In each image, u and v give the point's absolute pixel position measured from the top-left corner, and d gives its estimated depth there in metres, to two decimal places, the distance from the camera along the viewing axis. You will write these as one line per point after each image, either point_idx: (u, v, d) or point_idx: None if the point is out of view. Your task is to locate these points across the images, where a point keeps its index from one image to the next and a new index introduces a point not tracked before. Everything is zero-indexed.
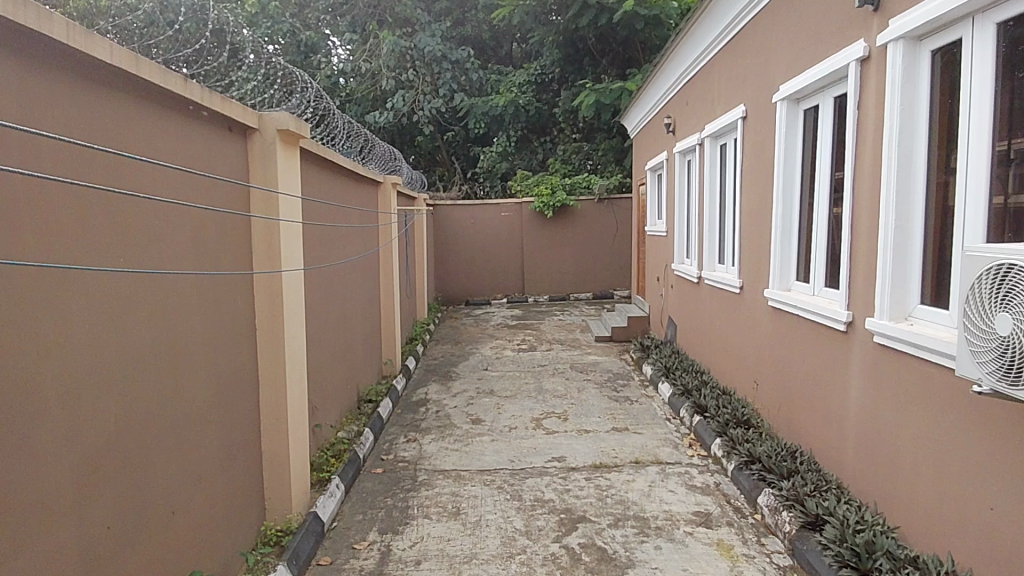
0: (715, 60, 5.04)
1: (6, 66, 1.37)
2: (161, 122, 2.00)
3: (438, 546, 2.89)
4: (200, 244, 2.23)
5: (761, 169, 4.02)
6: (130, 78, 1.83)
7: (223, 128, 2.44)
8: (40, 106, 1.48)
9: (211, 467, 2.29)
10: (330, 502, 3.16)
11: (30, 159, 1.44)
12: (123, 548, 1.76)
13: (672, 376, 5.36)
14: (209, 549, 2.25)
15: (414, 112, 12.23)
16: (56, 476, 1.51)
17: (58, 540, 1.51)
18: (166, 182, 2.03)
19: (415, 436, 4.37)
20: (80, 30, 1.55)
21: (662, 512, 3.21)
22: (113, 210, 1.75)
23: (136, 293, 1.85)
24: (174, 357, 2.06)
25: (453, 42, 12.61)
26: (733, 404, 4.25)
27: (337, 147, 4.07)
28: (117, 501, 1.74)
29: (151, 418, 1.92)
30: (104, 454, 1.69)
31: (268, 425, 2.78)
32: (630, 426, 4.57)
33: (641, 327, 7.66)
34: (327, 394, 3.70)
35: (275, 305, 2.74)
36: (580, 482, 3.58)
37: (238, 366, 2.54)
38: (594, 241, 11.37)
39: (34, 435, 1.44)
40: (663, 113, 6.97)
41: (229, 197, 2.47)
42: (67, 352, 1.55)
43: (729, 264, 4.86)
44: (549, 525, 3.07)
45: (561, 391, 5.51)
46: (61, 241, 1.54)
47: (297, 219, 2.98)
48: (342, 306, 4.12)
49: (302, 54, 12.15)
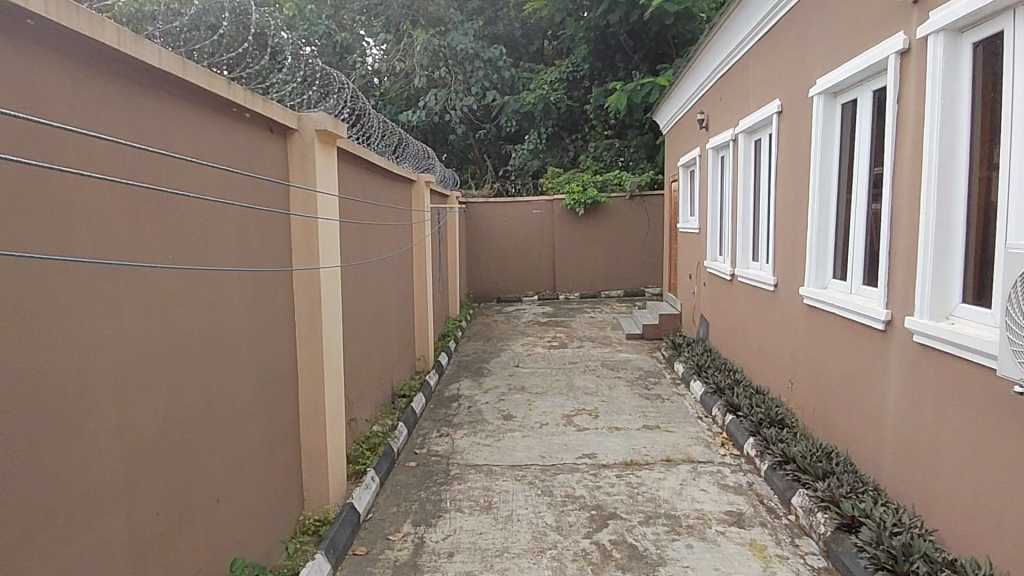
0: (749, 55, 4.97)
1: (61, 72, 1.45)
2: (206, 124, 2.08)
3: (471, 539, 2.93)
4: (243, 242, 2.30)
5: (797, 165, 3.94)
6: (177, 83, 1.90)
7: (264, 129, 2.52)
8: (91, 108, 1.55)
9: (253, 457, 2.37)
10: (365, 494, 3.23)
11: (84, 161, 1.51)
12: (170, 533, 1.84)
13: (705, 374, 5.31)
14: (251, 536, 2.33)
15: (447, 111, 12.34)
16: (110, 462, 1.59)
17: (112, 525, 1.59)
18: (211, 182, 2.10)
19: (448, 431, 4.43)
20: (130, 35, 1.62)
21: (693, 511, 3.19)
22: (161, 210, 1.82)
23: (183, 288, 1.93)
24: (219, 351, 2.14)
25: (485, 40, 12.60)
26: (767, 403, 4.20)
27: (373, 146, 4.14)
28: (165, 488, 1.82)
29: (196, 409, 2.00)
30: (153, 442, 1.77)
31: (305, 418, 2.85)
32: (662, 425, 4.54)
33: (673, 325, 7.60)
34: (362, 389, 3.77)
35: (313, 302, 2.81)
36: (611, 479, 3.58)
37: (278, 360, 2.62)
38: (625, 238, 11.31)
39: (87, 424, 1.52)
40: (696, 109, 6.91)
41: (270, 196, 2.55)
42: (118, 344, 1.63)
43: (763, 261, 4.80)
44: (579, 522, 3.08)
45: (592, 388, 5.51)
46: (114, 240, 1.62)
47: (335, 217, 3.05)
48: (377, 303, 4.19)
49: (337, 55, 12.19)
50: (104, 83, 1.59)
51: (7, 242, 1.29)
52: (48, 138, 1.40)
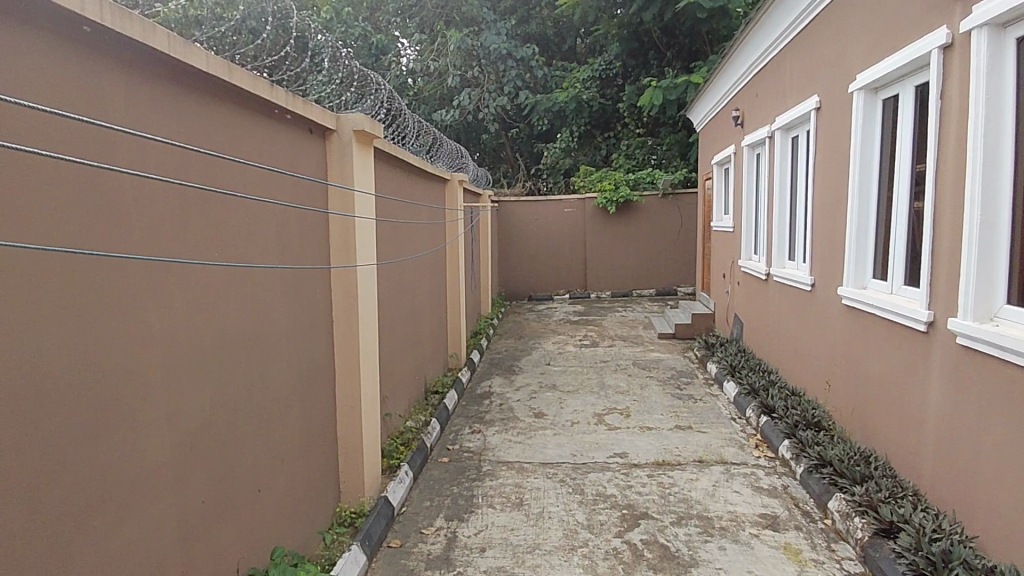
0: (786, 51, 4.88)
1: (115, 76, 1.51)
2: (249, 125, 2.14)
3: (503, 535, 2.95)
4: (283, 239, 2.37)
5: (836, 163, 3.86)
6: (223, 86, 1.97)
7: (304, 130, 2.58)
8: (143, 111, 1.61)
9: (292, 450, 2.43)
10: (399, 488, 3.28)
11: (136, 160, 1.58)
12: (215, 520, 1.91)
13: (739, 375, 5.24)
14: (289, 525, 2.39)
15: (480, 110, 12.41)
16: (158, 451, 1.66)
17: (159, 511, 1.66)
18: (253, 181, 2.16)
19: (480, 428, 4.46)
20: (179, 40, 1.68)
21: (727, 512, 3.16)
22: (207, 209, 1.88)
23: (228, 284, 1.99)
24: (261, 345, 2.20)
25: (518, 39, 12.59)
26: (803, 405, 4.12)
27: (408, 146, 4.19)
28: (210, 477, 1.89)
29: (239, 401, 2.06)
30: (198, 432, 1.84)
31: (341, 412, 2.91)
32: (694, 425, 4.50)
33: (706, 325, 7.50)
34: (397, 385, 3.83)
35: (350, 299, 2.87)
36: (643, 479, 3.56)
37: (316, 355, 2.67)
38: (657, 237, 11.21)
39: (137, 412, 1.58)
40: (731, 106, 6.81)
41: (309, 195, 2.61)
42: (165, 337, 1.69)
43: (799, 260, 4.70)
44: (611, 520, 3.08)
45: (623, 387, 5.49)
46: (161, 237, 1.68)
47: (371, 215, 3.11)
48: (411, 300, 4.25)
49: (373, 56, 12.35)
50: (154, 86, 1.65)
51: (67, 239, 1.36)
52: (104, 140, 1.47)
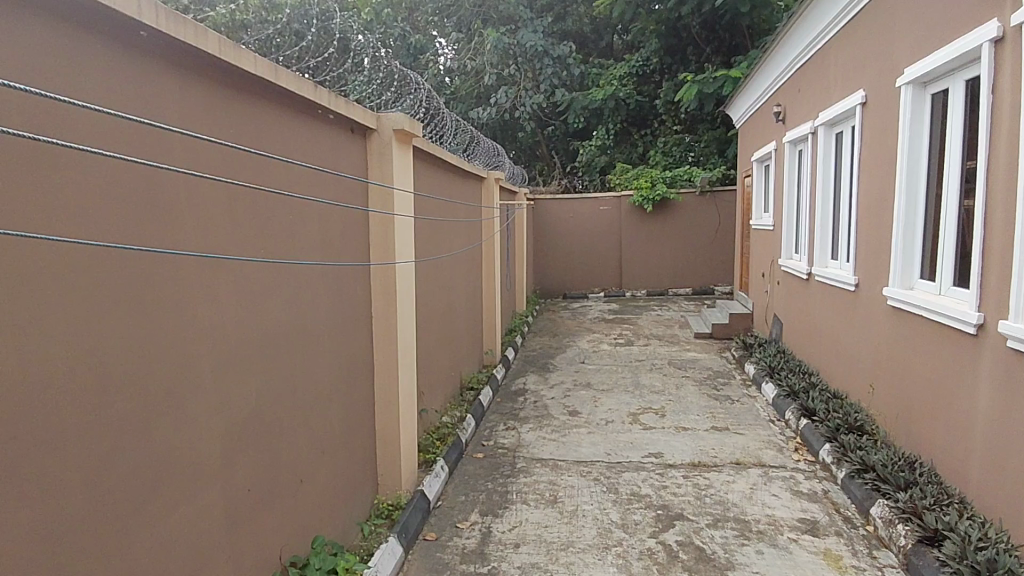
0: (831, 44, 4.75)
1: (171, 80, 1.58)
2: (294, 126, 2.19)
3: (536, 531, 2.97)
4: (325, 236, 2.43)
5: (882, 159, 3.74)
6: (270, 87, 2.02)
7: (346, 129, 2.63)
8: (195, 113, 1.68)
9: (332, 443, 2.49)
10: (435, 482, 3.33)
11: (190, 161, 1.64)
12: (260, 508, 1.98)
13: (778, 376, 5.13)
14: (329, 517, 2.45)
15: (516, 108, 12.42)
16: (206, 440, 1.72)
17: (208, 498, 1.73)
18: (297, 180, 2.22)
19: (514, 425, 4.49)
20: (229, 44, 1.74)
21: (764, 516, 3.10)
22: (254, 207, 1.95)
23: (273, 281, 2.05)
24: (303, 340, 2.25)
25: (555, 37, 12.54)
26: (845, 408, 4.01)
27: (445, 144, 4.23)
28: (256, 467, 1.96)
29: (284, 395, 2.13)
30: (246, 424, 1.91)
31: (380, 407, 2.96)
32: (731, 426, 4.43)
33: (743, 325, 7.37)
34: (433, 381, 3.88)
35: (389, 295, 2.91)
36: (678, 480, 3.53)
37: (356, 350, 2.73)
38: (695, 235, 11.06)
39: (189, 402, 1.65)
40: (772, 101, 6.66)
41: (351, 193, 2.66)
42: (215, 331, 1.75)
43: (842, 260, 4.58)
44: (645, 521, 3.06)
45: (659, 387, 5.43)
46: (210, 234, 1.73)
47: (409, 213, 3.15)
48: (448, 297, 4.29)
49: (411, 56, 12.43)
50: (204, 88, 1.71)
51: (126, 235, 1.42)
52: (160, 141, 1.53)
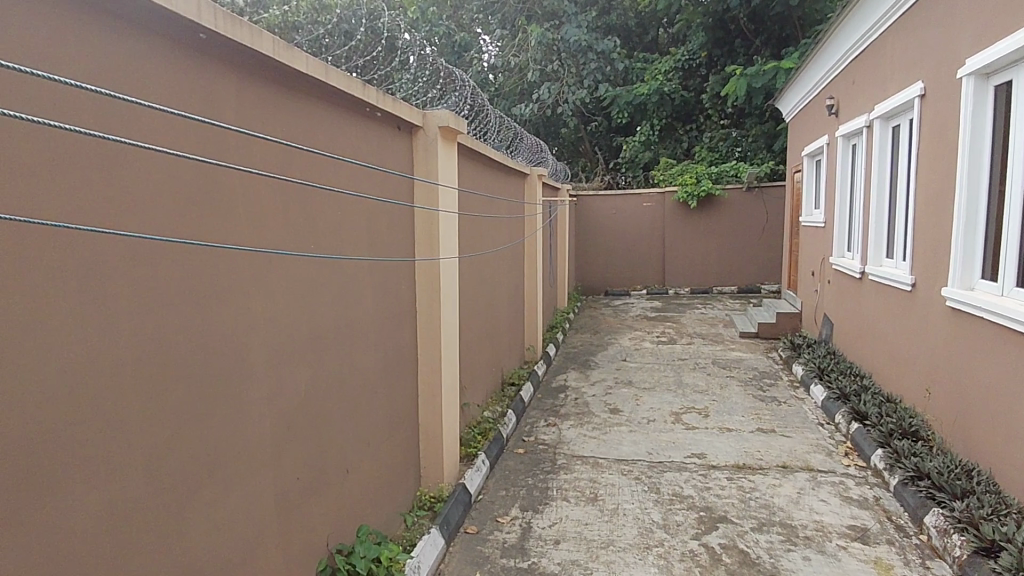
0: (887, 34, 4.57)
1: (228, 81, 1.63)
2: (344, 124, 2.24)
3: (577, 529, 2.96)
4: (373, 232, 2.47)
5: (942, 154, 3.58)
6: (321, 86, 2.07)
7: (393, 127, 2.67)
8: (251, 112, 1.73)
9: (377, 434, 2.54)
10: (476, 476, 3.36)
11: (245, 158, 1.70)
12: (309, 497, 2.03)
13: (828, 378, 4.98)
14: (374, 507, 2.50)
15: (559, 104, 12.33)
16: (258, 428, 1.77)
17: (259, 486, 1.78)
18: (346, 177, 2.26)
19: (555, 421, 4.49)
20: (283, 45, 1.79)
21: (812, 522, 3.02)
22: (305, 203, 2.00)
23: (323, 275, 2.11)
24: (351, 333, 2.30)
25: (599, 32, 12.38)
26: (899, 412, 3.86)
27: (489, 140, 4.25)
28: (306, 456, 2.02)
29: (332, 387, 2.18)
30: (295, 416, 1.96)
31: (423, 401, 3.00)
32: (777, 429, 4.33)
33: (791, 324, 7.17)
34: (475, 376, 3.92)
35: (433, 291, 2.95)
36: (721, 481, 3.47)
37: (401, 344, 2.77)
38: (741, 231, 10.82)
39: (243, 393, 1.71)
40: (825, 94, 6.45)
41: (397, 189, 2.70)
42: (267, 324, 1.81)
43: (898, 258, 4.40)
44: (687, 522, 3.02)
45: (702, 386, 5.35)
46: (263, 229, 1.79)
47: (454, 209, 3.18)
48: (491, 293, 4.32)
49: (456, 54, 12.42)
50: (259, 88, 1.76)
51: (187, 230, 1.48)
52: (218, 140, 1.59)
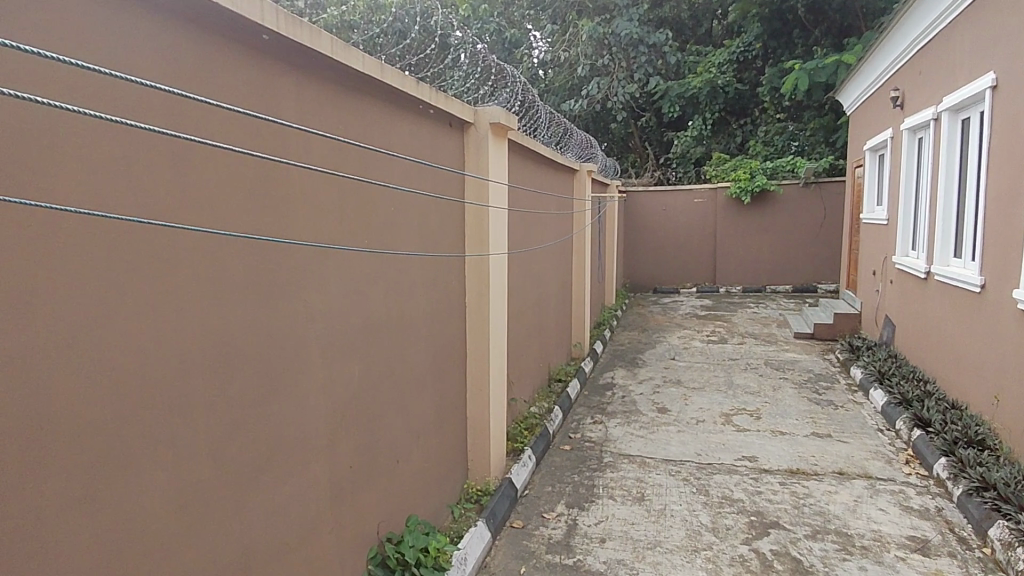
0: (956, 22, 4.33)
1: (289, 80, 1.69)
2: (398, 121, 2.28)
3: (623, 528, 2.95)
4: (424, 228, 2.51)
5: (1015, 149, 3.37)
6: (377, 84, 2.12)
7: (445, 124, 2.70)
8: (310, 111, 1.79)
9: (426, 426, 2.58)
10: (522, 471, 3.38)
11: (305, 155, 1.76)
12: (361, 485, 2.09)
13: (888, 382, 4.77)
14: (423, 497, 2.55)
15: (609, 99, 12.18)
16: (314, 417, 1.83)
17: (315, 472, 1.84)
18: (400, 173, 2.31)
19: (601, 418, 4.46)
20: (341, 44, 1.83)
21: (869, 531, 2.90)
22: (360, 199, 2.05)
23: (377, 269, 2.16)
24: (402, 326, 2.35)
25: (651, 24, 12.11)
26: (965, 419, 3.67)
27: (539, 136, 4.25)
28: (359, 445, 2.08)
29: (385, 379, 2.23)
30: (350, 405, 2.02)
31: (471, 395, 3.04)
32: (833, 433, 4.18)
33: (849, 325, 6.91)
34: (522, 371, 3.93)
35: (482, 286, 2.97)
36: (773, 486, 3.38)
37: (450, 338, 2.81)
38: (797, 229, 10.49)
39: (301, 383, 1.77)
40: (889, 86, 6.17)
41: (448, 184, 2.73)
42: (324, 317, 1.87)
43: (966, 258, 4.17)
44: (737, 526, 2.95)
45: (754, 387, 5.21)
46: (323, 224, 1.85)
47: (503, 204, 3.19)
48: (539, 289, 4.33)
49: (506, 51, 12.33)
50: (318, 86, 1.81)
51: (251, 225, 1.55)
52: (280, 137, 1.64)
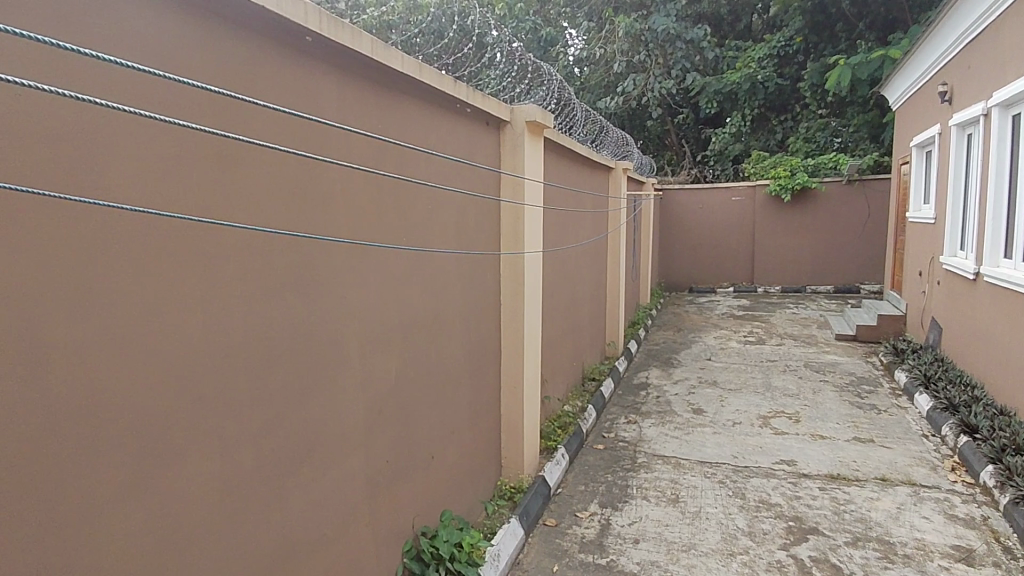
0: (1007, 15, 4.15)
1: (330, 80, 1.72)
2: (436, 120, 2.30)
3: (657, 529, 2.92)
4: (460, 226, 2.53)
5: None
6: (416, 84, 2.14)
7: (482, 123, 2.71)
8: (350, 110, 1.82)
9: (460, 423, 2.60)
10: (556, 469, 3.38)
11: (346, 154, 1.79)
12: (397, 480, 2.12)
13: (934, 387, 4.60)
14: (457, 492, 2.57)
15: (645, 95, 12.03)
16: (352, 412, 1.87)
17: (352, 467, 1.88)
18: (436, 171, 2.33)
19: (635, 418, 4.43)
20: (380, 45, 1.86)
21: (912, 539, 2.81)
22: (398, 198, 2.07)
23: (414, 267, 2.19)
24: (438, 324, 2.37)
25: (689, 20, 11.93)
26: (1015, 426, 3.52)
27: (575, 134, 4.23)
28: (395, 440, 2.11)
29: (420, 376, 2.26)
30: (387, 402, 2.05)
31: (505, 393, 3.05)
32: (876, 439, 4.06)
33: (894, 327, 6.70)
34: (556, 370, 3.93)
35: (516, 284, 2.98)
36: (813, 491, 3.30)
37: (485, 336, 2.82)
38: (839, 228, 10.20)
39: (340, 379, 1.80)
40: (937, 80, 5.95)
41: (483, 183, 2.74)
42: (362, 314, 1.90)
43: (1018, 259, 3.99)
44: (775, 531, 2.89)
45: (793, 390, 5.10)
46: (362, 222, 1.88)
47: (538, 203, 3.19)
48: (574, 288, 4.31)
49: (542, 49, 12.28)
50: (357, 86, 1.84)
51: (293, 223, 1.58)
52: (321, 138, 1.68)
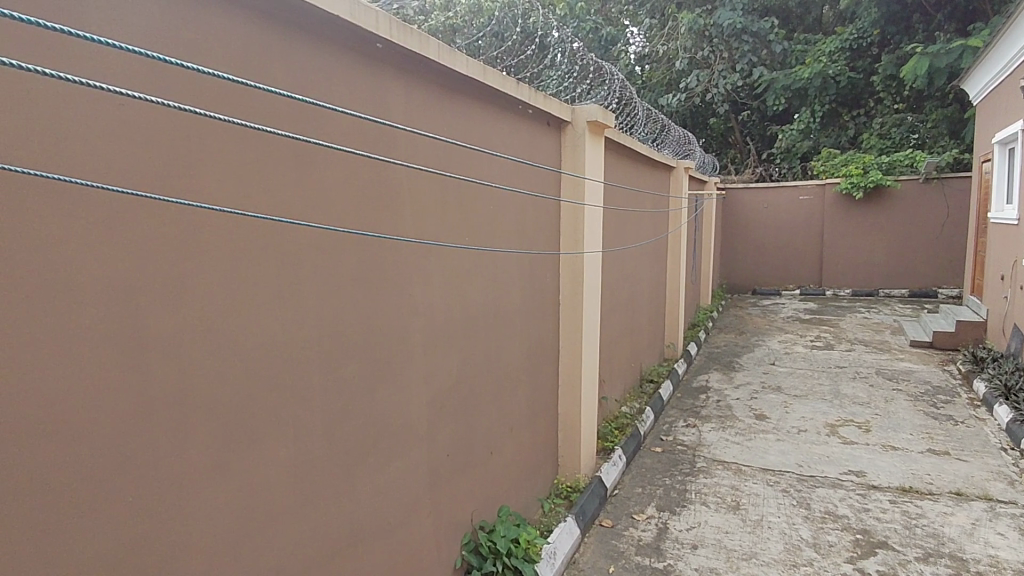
0: None
1: (398, 84, 1.77)
2: (499, 122, 2.33)
3: (716, 536, 2.86)
4: (521, 226, 2.55)
5: None
6: (480, 87, 2.17)
7: (543, 123, 2.73)
8: (418, 114, 1.87)
9: (518, 422, 2.62)
10: (613, 470, 3.36)
11: (413, 156, 1.84)
12: (457, 474, 2.17)
13: (1015, 398, 4.29)
14: (514, 488, 2.60)
15: (709, 91, 11.74)
16: (416, 407, 1.92)
17: (415, 459, 1.93)
18: (498, 172, 2.36)
19: (695, 422, 4.35)
20: (447, 49, 1.90)
21: (986, 556, 2.65)
22: (463, 199, 2.12)
23: (477, 267, 2.23)
24: (498, 323, 2.40)
25: (755, 13, 11.52)
26: None
27: (637, 133, 4.20)
28: (456, 435, 2.16)
29: (481, 374, 2.30)
30: (448, 399, 2.10)
31: (563, 392, 3.05)
32: (952, 451, 3.83)
33: (974, 335, 6.30)
34: (614, 370, 3.90)
35: (575, 284, 2.98)
36: (882, 504, 3.15)
37: (543, 335, 2.84)
38: (914, 228, 9.67)
39: (405, 374, 1.86)
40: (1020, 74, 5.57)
41: (543, 182, 2.76)
42: (427, 312, 1.95)
43: None
44: (841, 543, 2.78)
45: (863, 398, 4.88)
46: (428, 223, 1.93)
47: (598, 202, 3.18)
48: (633, 289, 4.26)
49: (603, 48, 11.97)
50: (425, 90, 1.89)
51: (364, 224, 1.64)
52: (391, 142, 1.74)
